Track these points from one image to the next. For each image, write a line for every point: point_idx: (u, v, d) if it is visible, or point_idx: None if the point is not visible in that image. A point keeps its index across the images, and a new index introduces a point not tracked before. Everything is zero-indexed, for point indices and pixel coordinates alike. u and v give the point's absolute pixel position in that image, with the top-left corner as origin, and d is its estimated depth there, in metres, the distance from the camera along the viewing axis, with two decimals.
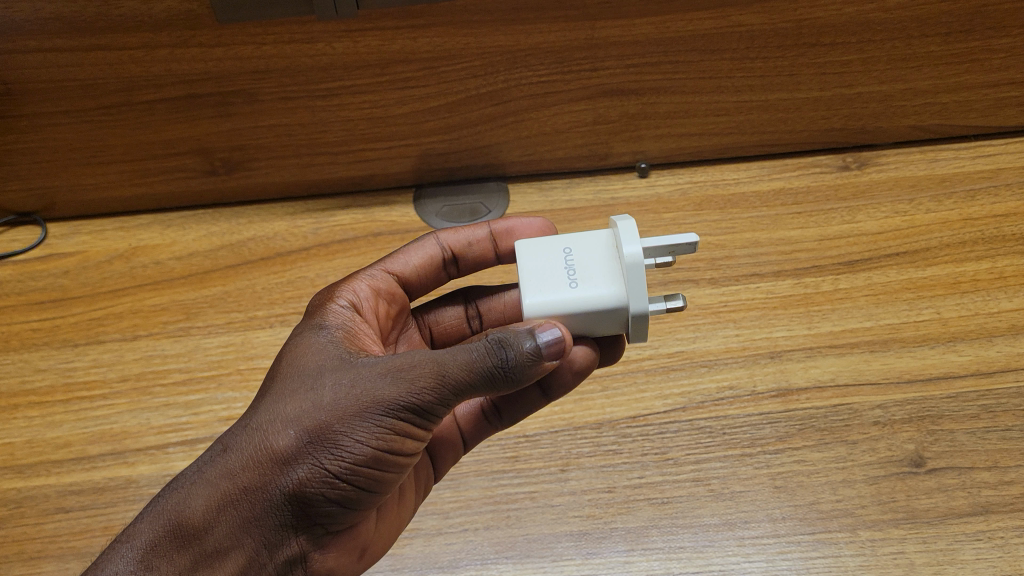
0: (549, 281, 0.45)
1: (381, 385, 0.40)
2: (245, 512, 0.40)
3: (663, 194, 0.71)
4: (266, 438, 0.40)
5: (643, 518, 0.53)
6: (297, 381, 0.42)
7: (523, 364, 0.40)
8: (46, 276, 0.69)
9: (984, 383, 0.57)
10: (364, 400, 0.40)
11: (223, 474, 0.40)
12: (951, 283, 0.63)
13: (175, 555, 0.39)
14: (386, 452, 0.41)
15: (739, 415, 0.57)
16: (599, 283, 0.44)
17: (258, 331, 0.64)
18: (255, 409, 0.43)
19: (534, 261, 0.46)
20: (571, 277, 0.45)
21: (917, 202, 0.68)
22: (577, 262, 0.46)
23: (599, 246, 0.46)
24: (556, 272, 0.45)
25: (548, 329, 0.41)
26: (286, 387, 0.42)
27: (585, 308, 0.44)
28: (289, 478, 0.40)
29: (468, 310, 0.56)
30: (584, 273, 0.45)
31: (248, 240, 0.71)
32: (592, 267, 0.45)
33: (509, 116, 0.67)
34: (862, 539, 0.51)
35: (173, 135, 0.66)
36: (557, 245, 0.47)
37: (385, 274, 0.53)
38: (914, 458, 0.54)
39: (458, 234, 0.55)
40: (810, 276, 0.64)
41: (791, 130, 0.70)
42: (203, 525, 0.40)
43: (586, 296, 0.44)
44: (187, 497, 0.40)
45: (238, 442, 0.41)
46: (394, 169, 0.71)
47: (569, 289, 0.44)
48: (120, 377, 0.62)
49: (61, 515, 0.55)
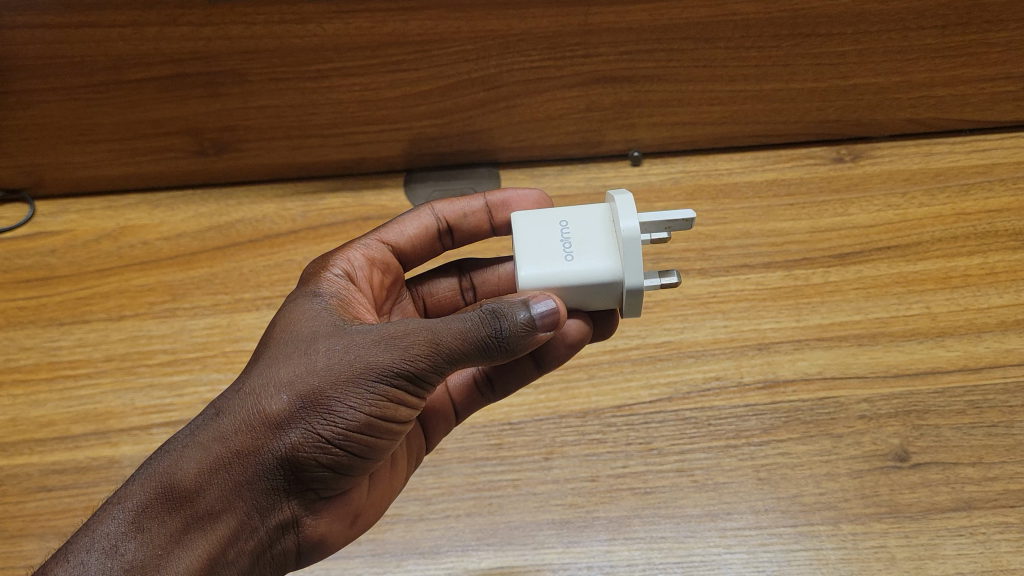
0: (545, 253, 0.44)
1: (374, 351, 0.40)
2: (237, 476, 0.39)
3: (655, 182, 0.71)
4: (258, 401, 0.40)
5: (625, 508, 0.53)
6: (291, 346, 0.42)
7: (516, 335, 0.39)
8: (33, 254, 0.69)
9: (973, 378, 0.57)
10: (357, 366, 0.40)
11: (215, 437, 0.40)
12: (942, 278, 0.63)
13: (167, 515, 0.38)
14: (378, 418, 0.40)
15: (725, 406, 0.57)
16: (595, 257, 0.44)
17: (244, 313, 0.63)
18: (248, 374, 0.42)
19: (529, 232, 0.45)
20: (567, 249, 0.44)
21: (910, 195, 0.68)
22: (572, 235, 0.45)
23: (596, 219, 0.46)
24: (554, 243, 0.45)
25: (543, 301, 0.40)
26: (280, 352, 0.42)
27: (581, 282, 0.43)
28: (281, 442, 0.39)
29: (462, 282, 0.55)
30: (580, 245, 0.44)
31: (237, 221, 0.70)
32: (588, 240, 0.44)
33: (501, 101, 0.67)
34: (844, 532, 0.51)
35: (162, 114, 0.66)
36: (553, 215, 0.46)
37: (379, 244, 0.53)
38: (899, 453, 0.54)
39: (454, 205, 0.55)
40: (800, 268, 0.64)
41: (785, 121, 0.70)
42: (195, 488, 0.39)
43: (581, 269, 0.43)
44: (178, 460, 0.39)
45: (231, 407, 0.40)
46: (385, 152, 0.70)
47: (564, 262, 0.44)
48: (105, 357, 0.62)
49: (43, 493, 0.55)
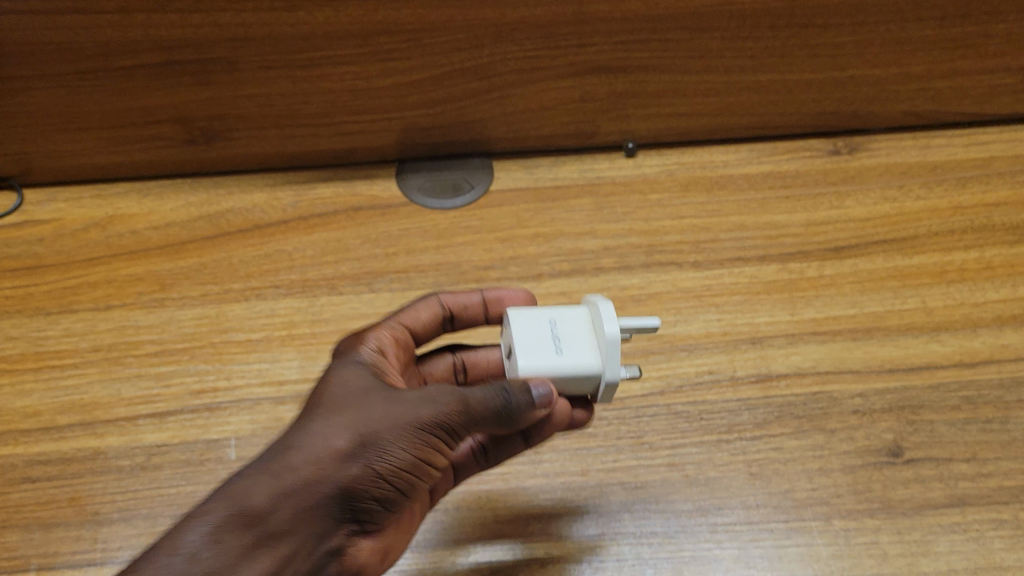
0: (536, 347, 0.46)
1: (422, 404, 0.42)
2: (305, 502, 0.39)
3: (650, 174, 0.70)
4: (323, 439, 0.41)
5: (616, 502, 0.53)
6: (341, 399, 0.43)
7: (520, 411, 0.42)
8: (20, 243, 0.68)
9: (967, 373, 0.57)
10: (408, 415, 0.42)
11: (284, 467, 0.40)
12: (938, 272, 0.62)
13: (239, 528, 0.38)
14: (423, 466, 0.42)
15: (717, 400, 0.57)
16: (582, 353, 0.46)
17: (233, 304, 0.63)
18: (302, 421, 0.43)
19: (521, 326, 0.47)
20: (556, 344, 0.46)
21: (906, 189, 0.68)
22: (560, 333, 0.46)
23: (580, 319, 0.48)
24: (542, 339, 0.46)
25: (539, 384, 0.43)
26: (332, 403, 0.43)
27: (565, 378, 0.45)
28: (344, 477, 0.40)
29: (455, 362, 0.55)
30: (568, 341, 0.46)
31: (227, 211, 0.69)
32: (575, 337, 0.46)
33: (494, 91, 0.66)
34: (836, 529, 0.51)
35: (151, 102, 0.65)
36: (541, 313, 0.48)
37: (396, 333, 0.51)
38: (892, 448, 0.54)
39: (456, 296, 0.54)
40: (795, 261, 0.64)
41: (780, 113, 0.69)
42: (267, 509, 0.38)
43: (572, 364, 0.45)
44: (249, 486, 0.39)
45: (294, 443, 0.41)
46: (377, 142, 0.70)
47: (555, 357, 0.45)
48: (92, 347, 0.61)
49: (26, 485, 0.54)
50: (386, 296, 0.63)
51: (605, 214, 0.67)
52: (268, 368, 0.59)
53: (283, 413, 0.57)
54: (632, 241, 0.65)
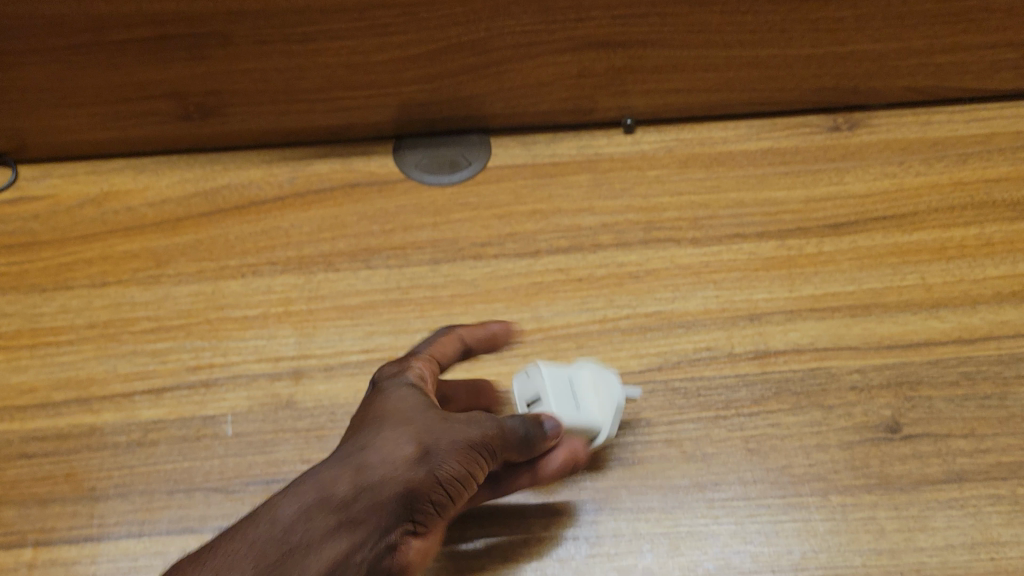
0: (556, 402, 0.53)
1: (470, 425, 0.44)
2: (386, 500, 0.38)
3: (648, 150, 0.69)
4: (392, 447, 0.40)
5: (613, 478, 0.53)
6: (394, 413, 0.43)
7: (535, 439, 0.47)
8: (15, 219, 0.68)
9: (966, 350, 0.57)
10: (462, 434, 0.43)
11: (361, 464, 0.39)
12: (938, 249, 0.62)
13: (326, 512, 0.37)
14: (471, 485, 0.43)
15: (715, 376, 0.56)
16: (594, 413, 0.52)
17: (229, 280, 0.63)
18: (358, 434, 0.42)
19: (544, 381, 0.53)
20: (573, 401, 0.53)
21: (907, 165, 0.67)
22: (576, 390, 0.53)
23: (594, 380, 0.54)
24: (556, 394, 0.53)
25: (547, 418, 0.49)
26: (386, 417, 0.43)
27: (568, 429, 0.52)
28: (418, 481, 0.40)
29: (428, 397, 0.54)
30: (582, 398, 0.53)
31: (223, 188, 0.69)
32: (589, 397, 0.53)
33: (491, 66, 0.65)
34: (833, 504, 0.51)
35: (145, 78, 0.65)
36: (564, 370, 0.54)
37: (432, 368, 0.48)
38: (890, 424, 0.54)
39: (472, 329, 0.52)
40: (794, 238, 0.63)
41: (780, 88, 0.69)
42: (351, 501, 0.38)
43: (584, 421, 0.52)
44: (330, 480, 0.38)
45: (363, 448, 0.40)
46: (374, 118, 0.69)
47: (572, 413, 0.52)
48: (88, 323, 0.61)
49: (23, 461, 0.54)
50: (383, 273, 0.63)
51: (603, 190, 0.67)
52: (264, 345, 0.59)
53: (280, 389, 0.57)
54: (630, 217, 0.65)
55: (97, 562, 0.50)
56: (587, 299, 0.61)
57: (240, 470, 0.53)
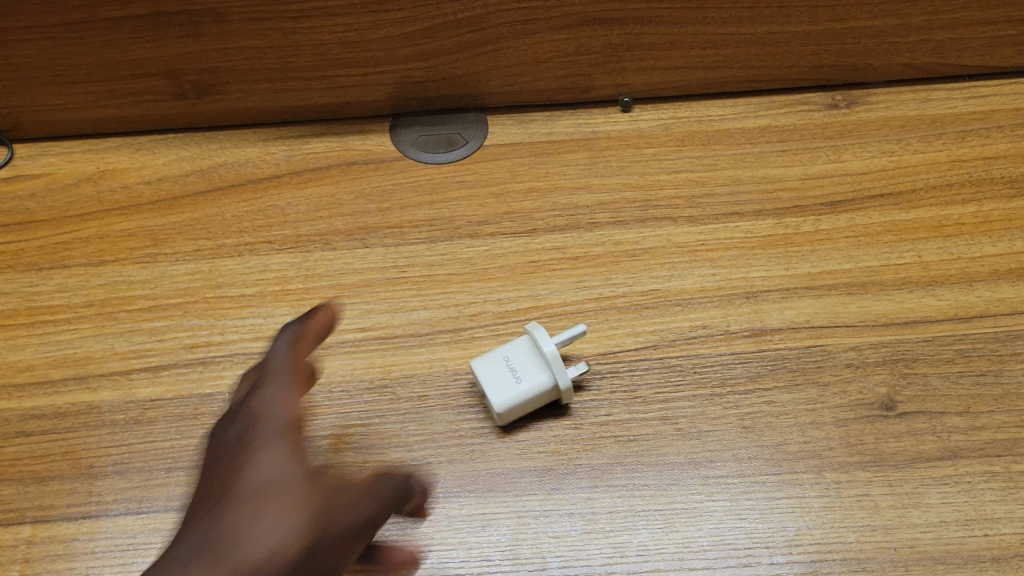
0: (500, 383, 0.53)
1: (337, 506, 0.41)
2: None
3: (646, 128, 0.69)
4: (274, 469, 0.41)
5: (608, 455, 0.53)
6: (250, 491, 0.40)
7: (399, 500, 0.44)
8: (11, 198, 0.68)
9: (962, 327, 0.57)
10: (326, 517, 0.40)
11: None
12: (935, 227, 0.62)
13: None
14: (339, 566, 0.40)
15: (711, 354, 0.57)
16: (538, 375, 0.53)
17: (226, 259, 0.63)
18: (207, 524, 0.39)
19: (481, 370, 0.54)
20: (514, 373, 0.53)
21: (905, 142, 0.67)
22: (513, 363, 0.54)
23: (525, 346, 0.54)
24: (494, 378, 0.53)
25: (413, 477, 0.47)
26: (241, 500, 0.39)
27: (529, 399, 0.53)
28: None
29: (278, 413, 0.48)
30: (522, 367, 0.54)
31: (219, 166, 0.69)
32: (526, 363, 0.54)
33: (488, 44, 0.65)
34: (827, 481, 0.51)
35: (140, 55, 0.64)
36: (494, 351, 0.54)
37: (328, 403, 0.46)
38: (886, 402, 0.54)
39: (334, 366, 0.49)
40: (791, 216, 0.63)
41: (779, 66, 0.68)
42: None
43: (532, 388, 0.53)
44: None
45: (212, 552, 0.37)
46: (370, 96, 0.69)
47: (518, 386, 0.53)
48: (84, 302, 0.61)
49: (21, 439, 0.55)
50: (380, 251, 0.63)
51: (600, 168, 0.67)
52: (261, 323, 0.59)
53: None
54: (626, 195, 0.65)
55: (96, 539, 0.51)
56: (583, 277, 0.61)
57: None
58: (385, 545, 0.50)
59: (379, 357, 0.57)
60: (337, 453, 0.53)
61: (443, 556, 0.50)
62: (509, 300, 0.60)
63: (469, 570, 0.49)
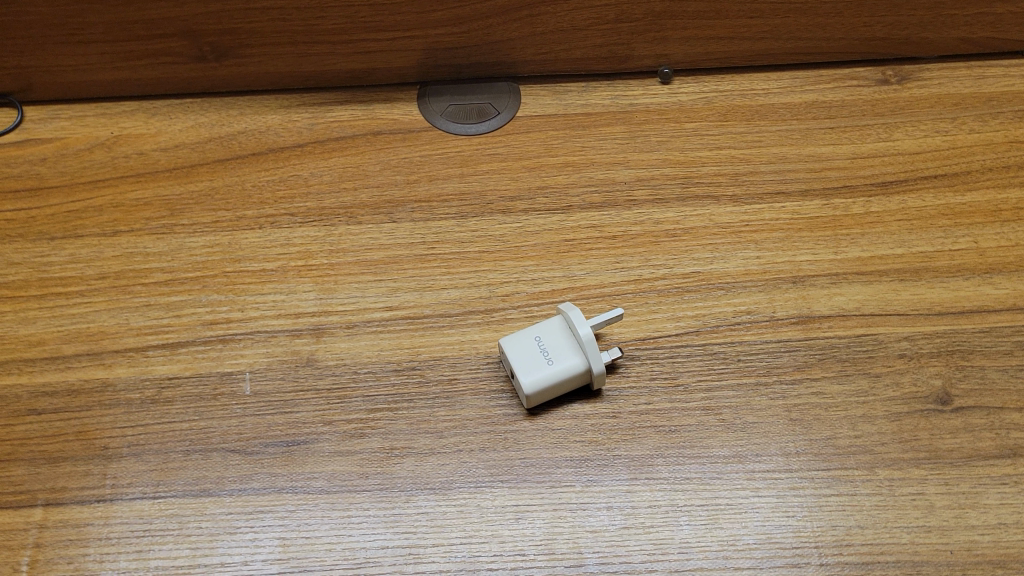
0: (530, 363, 0.51)
1: None
2: None
3: (686, 101, 0.66)
4: None
5: (648, 446, 0.50)
6: None
7: None
8: (21, 162, 0.65)
9: (1021, 318, 0.54)
10: None
11: None
12: (992, 211, 0.59)
13: None
14: None
15: (755, 341, 0.54)
16: (570, 359, 0.51)
17: (246, 231, 0.60)
18: None
19: (513, 350, 0.51)
20: (546, 355, 0.51)
21: (959, 121, 0.64)
22: (545, 344, 0.51)
23: (558, 327, 0.52)
24: (524, 358, 0.51)
25: None
26: None
27: (559, 383, 0.50)
28: None
29: None
30: (554, 350, 0.51)
31: (238, 133, 0.66)
32: (559, 345, 0.51)
33: (524, 9, 0.62)
34: (880, 478, 0.48)
35: (158, 13, 0.62)
36: (526, 330, 0.52)
37: None
38: (941, 395, 0.51)
39: None
40: (840, 197, 0.60)
41: (828, 37, 0.65)
42: None
43: (564, 372, 0.50)
44: None
45: None
46: (398, 62, 0.66)
47: (549, 368, 0.50)
48: (99, 274, 0.58)
49: (32, 417, 0.52)
50: (407, 226, 0.60)
51: (638, 142, 0.64)
52: (284, 300, 0.57)
53: (300, 347, 0.54)
54: (666, 172, 0.62)
55: (111, 524, 0.48)
56: (621, 258, 0.58)
57: (258, 431, 0.51)
58: (413, 535, 0.47)
59: (406, 338, 0.55)
60: (359, 438, 0.51)
61: (474, 548, 0.47)
62: (544, 280, 0.57)
63: (502, 566, 0.46)
